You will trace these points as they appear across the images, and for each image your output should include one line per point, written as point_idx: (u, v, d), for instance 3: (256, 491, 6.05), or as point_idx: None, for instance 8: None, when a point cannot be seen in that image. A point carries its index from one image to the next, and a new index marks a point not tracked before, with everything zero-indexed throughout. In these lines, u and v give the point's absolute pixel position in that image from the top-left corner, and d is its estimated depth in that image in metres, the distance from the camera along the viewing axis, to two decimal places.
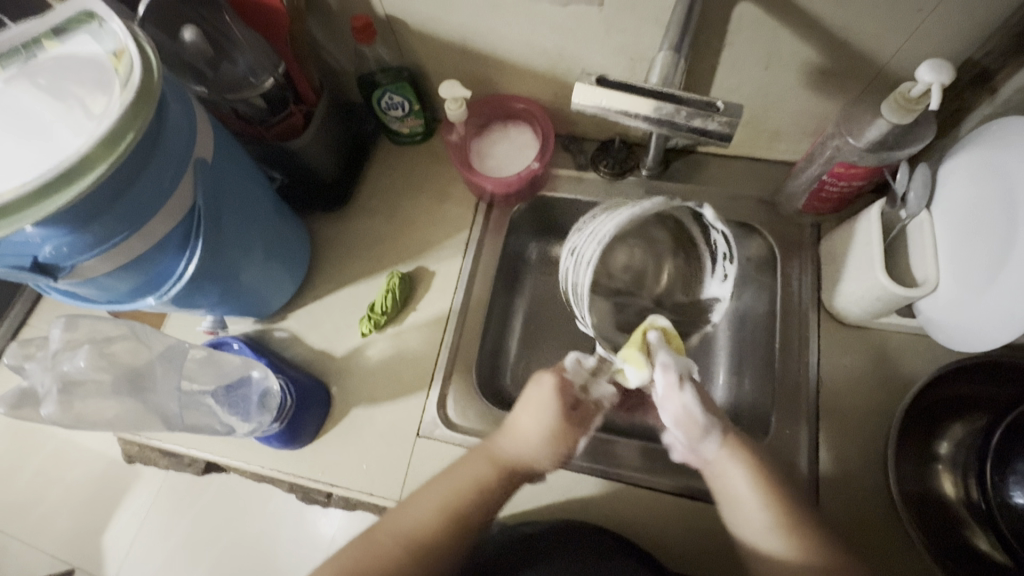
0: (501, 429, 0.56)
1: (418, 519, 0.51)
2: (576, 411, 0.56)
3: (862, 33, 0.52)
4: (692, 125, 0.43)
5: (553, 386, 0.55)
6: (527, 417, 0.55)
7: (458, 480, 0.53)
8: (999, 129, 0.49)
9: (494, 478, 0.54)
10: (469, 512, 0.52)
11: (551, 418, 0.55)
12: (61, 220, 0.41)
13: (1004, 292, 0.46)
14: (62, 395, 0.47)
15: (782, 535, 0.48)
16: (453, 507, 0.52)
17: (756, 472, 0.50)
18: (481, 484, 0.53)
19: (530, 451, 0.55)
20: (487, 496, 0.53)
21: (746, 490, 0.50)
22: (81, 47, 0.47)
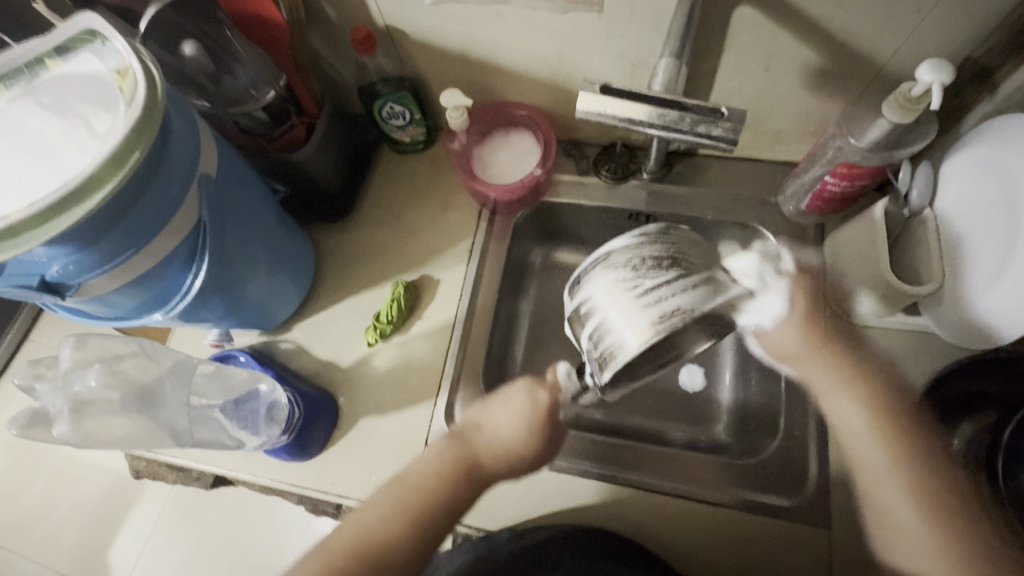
0: (473, 427, 0.52)
1: (372, 522, 0.47)
2: (551, 425, 0.52)
3: (861, 34, 0.52)
4: (695, 130, 0.43)
5: (533, 390, 0.52)
6: (501, 416, 0.51)
7: (416, 481, 0.49)
8: (1004, 125, 0.48)
9: (454, 481, 0.49)
10: (422, 519, 0.48)
11: (524, 423, 0.51)
12: (68, 239, 0.41)
13: (1013, 286, 0.46)
14: (73, 414, 0.47)
15: (941, 534, 0.46)
16: (407, 511, 0.48)
17: (874, 429, 0.52)
18: (438, 488, 0.49)
19: (497, 458, 0.50)
20: (442, 504, 0.48)
21: (868, 440, 0.51)
22: (85, 65, 0.47)
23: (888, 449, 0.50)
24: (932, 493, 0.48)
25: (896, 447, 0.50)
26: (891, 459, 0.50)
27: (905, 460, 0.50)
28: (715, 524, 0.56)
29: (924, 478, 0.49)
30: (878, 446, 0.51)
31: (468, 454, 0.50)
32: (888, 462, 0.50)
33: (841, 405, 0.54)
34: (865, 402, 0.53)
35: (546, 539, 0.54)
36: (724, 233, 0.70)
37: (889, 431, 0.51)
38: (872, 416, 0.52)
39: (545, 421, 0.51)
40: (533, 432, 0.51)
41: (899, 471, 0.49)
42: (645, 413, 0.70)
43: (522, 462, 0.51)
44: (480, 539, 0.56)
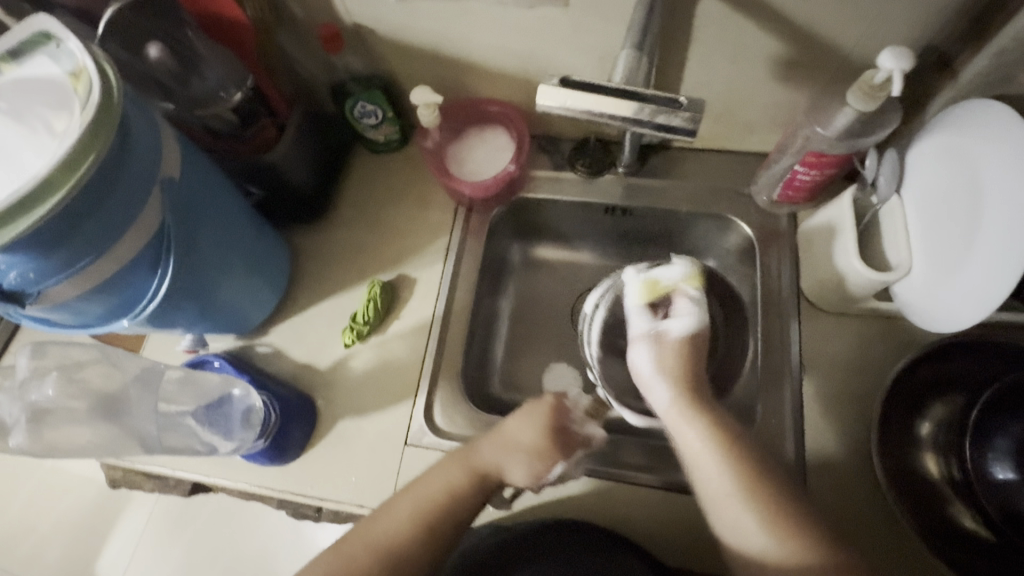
0: (485, 434, 0.53)
1: (383, 531, 0.47)
2: (565, 434, 0.55)
3: (824, 23, 0.52)
4: (657, 121, 0.43)
5: (551, 404, 0.55)
6: (515, 426, 0.53)
7: (429, 488, 0.50)
8: (963, 112, 0.48)
9: (466, 486, 0.50)
10: (440, 525, 0.48)
11: (540, 433, 0.53)
12: (25, 247, 0.41)
13: (978, 272, 0.47)
14: (31, 424, 0.48)
15: (770, 531, 0.43)
16: (423, 518, 0.48)
17: (706, 434, 0.48)
18: (457, 493, 0.50)
19: (511, 462, 0.52)
20: (458, 508, 0.49)
21: (707, 452, 0.47)
22: (39, 68, 0.46)
23: (719, 450, 0.47)
24: (761, 492, 0.44)
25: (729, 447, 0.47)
26: (729, 467, 0.46)
27: (723, 454, 0.47)
28: (693, 514, 0.56)
29: (755, 474, 0.45)
30: (713, 452, 0.47)
31: (485, 462, 0.51)
32: (726, 469, 0.46)
33: (681, 428, 0.49)
34: (696, 410, 0.49)
35: (525, 534, 0.55)
36: (699, 226, 0.70)
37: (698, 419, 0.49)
38: (702, 424, 0.48)
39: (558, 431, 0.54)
40: (550, 441, 0.53)
41: (743, 483, 0.45)
42: None
43: (538, 468, 0.52)
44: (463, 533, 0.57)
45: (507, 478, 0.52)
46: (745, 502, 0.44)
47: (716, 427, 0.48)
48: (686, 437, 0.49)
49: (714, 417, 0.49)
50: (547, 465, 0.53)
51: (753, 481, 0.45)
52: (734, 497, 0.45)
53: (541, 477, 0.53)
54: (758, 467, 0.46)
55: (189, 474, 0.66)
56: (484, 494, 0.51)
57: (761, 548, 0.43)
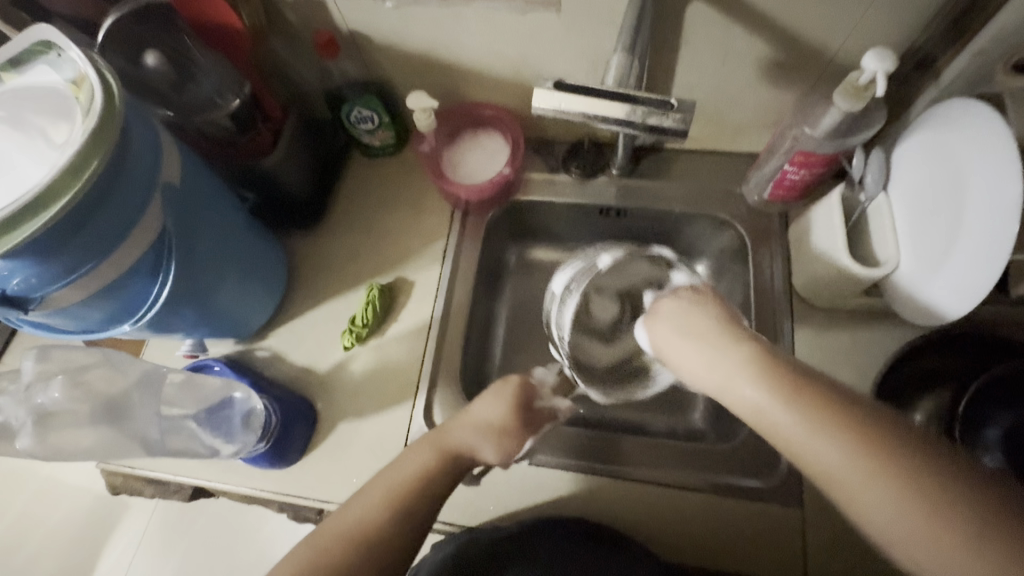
0: (452, 418, 0.54)
1: (360, 514, 0.47)
2: (530, 412, 0.57)
3: (809, 26, 0.54)
4: (648, 123, 0.44)
5: (516, 384, 0.57)
6: (483, 405, 0.55)
7: (404, 471, 0.50)
8: (945, 111, 0.50)
9: (438, 466, 0.51)
10: (414, 505, 0.48)
11: (507, 410, 0.55)
12: (28, 253, 0.41)
13: (962, 263, 0.48)
14: (37, 428, 0.48)
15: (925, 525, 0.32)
16: (397, 498, 0.48)
17: (727, 354, 0.43)
18: (429, 475, 0.50)
19: (477, 439, 0.53)
20: (430, 490, 0.50)
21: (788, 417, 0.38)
22: (40, 77, 0.47)
23: (795, 410, 0.38)
24: (858, 436, 0.35)
25: (798, 392, 0.38)
26: (815, 424, 0.37)
27: (802, 406, 0.38)
28: (690, 509, 0.57)
29: (864, 430, 0.35)
30: (800, 422, 0.37)
31: (457, 442, 0.53)
32: (815, 423, 0.37)
33: (729, 376, 0.42)
34: (734, 352, 0.42)
35: (525, 531, 0.55)
36: (692, 225, 0.71)
37: (737, 350, 0.42)
38: (733, 345, 0.43)
39: (523, 409, 0.57)
40: (515, 418, 0.55)
41: (863, 456, 0.35)
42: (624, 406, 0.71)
43: (505, 443, 0.54)
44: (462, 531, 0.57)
45: (478, 456, 0.53)
46: (830, 438, 0.36)
47: (775, 366, 0.40)
48: (730, 383, 0.42)
49: (717, 310, 0.47)
50: (513, 442, 0.55)
51: (847, 428, 0.36)
52: (860, 477, 0.35)
53: (509, 454, 0.55)
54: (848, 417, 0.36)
55: (194, 479, 0.66)
56: (457, 473, 0.52)
57: (899, 524, 0.33)
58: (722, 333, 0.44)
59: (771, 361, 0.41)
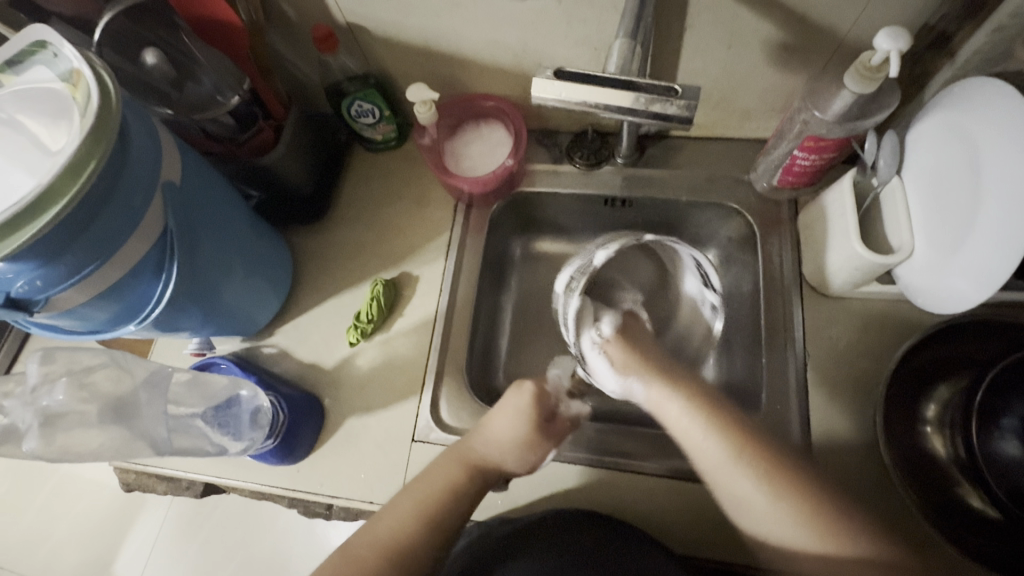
0: (473, 430, 0.54)
1: (393, 523, 0.47)
2: (552, 422, 0.56)
3: (818, 6, 0.52)
4: (651, 110, 0.43)
5: (533, 392, 0.55)
6: (501, 418, 0.54)
7: (432, 484, 0.50)
8: (962, 90, 0.48)
9: (465, 480, 0.51)
10: (447, 515, 0.48)
11: (527, 421, 0.53)
12: (32, 254, 0.41)
13: (976, 249, 0.47)
14: (44, 429, 0.47)
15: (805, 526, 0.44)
16: (429, 509, 0.48)
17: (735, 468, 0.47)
18: (457, 488, 0.50)
19: (501, 453, 0.53)
20: (460, 501, 0.50)
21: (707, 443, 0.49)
22: (39, 77, 0.47)
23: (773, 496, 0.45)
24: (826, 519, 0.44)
25: (789, 497, 0.45)
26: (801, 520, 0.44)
27: (778, 487, 0.45)
28: (701, 502, 0.57)
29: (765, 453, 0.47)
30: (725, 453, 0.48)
31: (480, 455, 0.53)
32: (800, 520, 0.44)
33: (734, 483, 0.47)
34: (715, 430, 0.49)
35: (532, 525, 0.55)
36: (700, 214, 0.70)
37: (737, 463, 0.47)
38: (738, 458, 0.47)
39: (543, 420, 0.55)
40: (535, 430, 0.54)
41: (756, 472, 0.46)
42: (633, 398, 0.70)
43: (527, 457, 0.53)
44: (473, 525, 0.58)
45: (503, 468, 0.53)
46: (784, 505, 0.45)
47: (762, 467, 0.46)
48: (723, 473, 0.48)
49: (714, 411, 0.50)
50: (538, 452, 0.54)
51: (830, 528, 0.43)
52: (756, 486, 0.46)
53: (534, 466, 0.54)
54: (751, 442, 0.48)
55: (201, 475, 0.66)
56: (485, 484, 0.52)
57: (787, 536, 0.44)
58: (728, 439, 0.48)
59: (772, 462, 0.46)
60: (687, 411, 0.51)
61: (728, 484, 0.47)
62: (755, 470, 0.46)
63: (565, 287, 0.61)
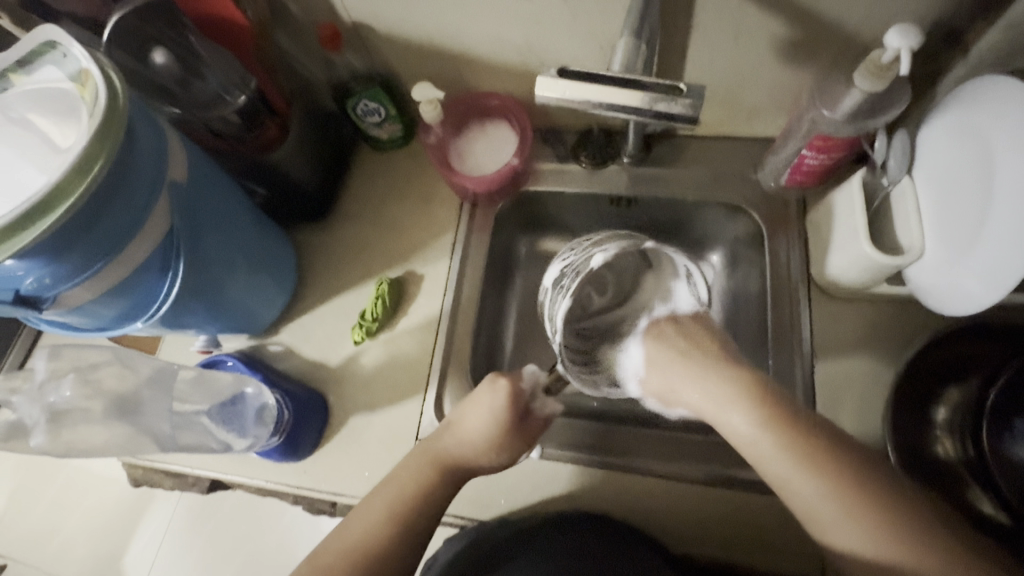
0: (446, 427, 0.54)
1: (363, 526, 0.48)
2: (524, 421, 0.54)
3: (827, 3, 0.51)
4: (656, 109, 0.43)
5: (505, 391, 0.53)
6: (472, 416, 0.53)
7: (401, 485, 0.51)
8: (975, 89, 0.47)
9: (435, 480, 0.51)
10: (414, 517, 0.49)
11: (497, 421, 0.52)
12: (38, 253, 0.41)
13: (990, 251, 0.46)
14: (51, 425, 0.48)
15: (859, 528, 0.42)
16: (398, 512, 0.49)
17: (801, 474, 0.45)
18: (425, 488, 0.51)
19: (472, 451, 0.52)
20: (429, 501, 0.50)
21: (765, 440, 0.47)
22: (47, 76, 0.47)
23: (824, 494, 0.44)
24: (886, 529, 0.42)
25: (860, 507, 0.42)
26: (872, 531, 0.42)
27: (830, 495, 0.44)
28: (703, 503, 0.56)
29: (822, 453, 0.45)
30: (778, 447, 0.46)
31: (449, 453, 0.52)
32: (869, 533, 0.42)
33: (801, 490, 0.44)
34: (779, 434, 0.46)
35: (534, 527, 0.55)
36: (707, 213, 0.69)
37: (810, 470, 0.44)
38: (798, 459, 0.45)
39: (516, 419, 0.53)
40: (504, 431, 0.52)
41: (815, 480, 0.44)
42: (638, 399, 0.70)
43: (497, 456, 0.53)
44: (475, 524, 0.58)
45: (476, 466, 0.53)
46: (842, 509, 0.43)
47: (827, 475, 0.44)
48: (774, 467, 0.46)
49: (783, 413, 0.47)
50: (510, 450, 0.53)
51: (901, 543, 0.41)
52: (804, 482, 0.44)
53: (508, 462, 0.54)
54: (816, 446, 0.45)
55: (209, 471, 0.66)
56: (457, 482, 0.53)
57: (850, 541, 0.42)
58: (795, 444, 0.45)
59: (841, 469, 0.44)
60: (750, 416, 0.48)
61: (792, 486, 0.45)
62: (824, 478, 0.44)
63: (554, 283, 0.58)
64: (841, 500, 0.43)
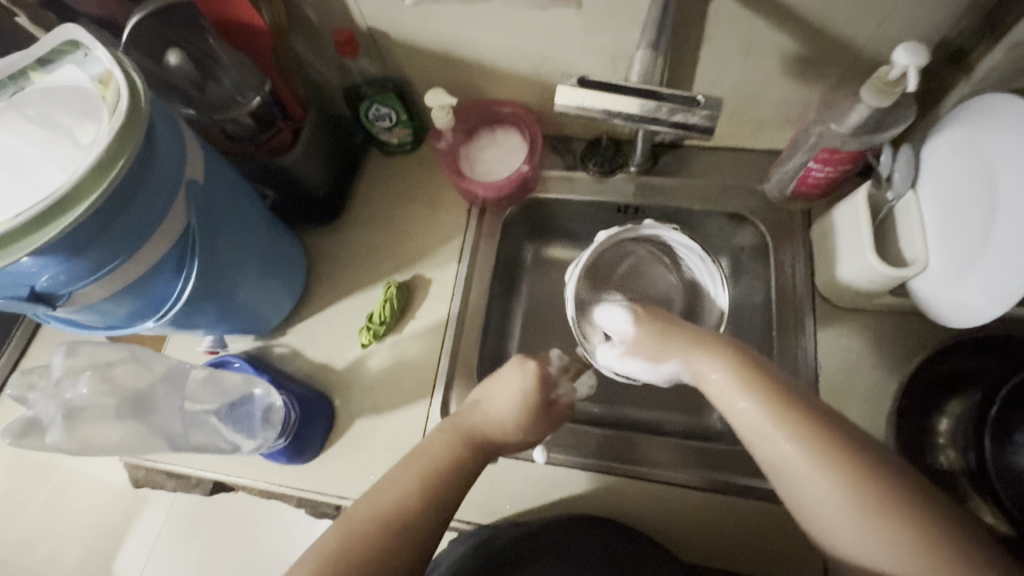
0: (474, 404, 0.55)
1: (394, 495, 0.47)
2: (551, 407, 0.56)
3: (837, 19, 0.52)
4: (673, 120, 0.44)
5: (535, 372, 0.54)
6: (501, 395, 0.54)
7: (430, 456, 0.50)
8: (980, 105, 0.49)
9: (464, 452, 0.51)
10: (444, 488, 0.48)
11: (527, 401, 0.54)
12: (58, 249, 0.41)
13: (994, 263, 0.47)
14: (66, 421, 0.48)
15: (812, 456, 0.41)
16: (430, 481, 0.48)
17: (768, 414, 0.44)
18: (450, 459, 0.50)
19: (502, 428, 0.53)
20: (458, 474, 0.49)
21: (730, 382, 0.48)
22: (68, 76, 0.47)
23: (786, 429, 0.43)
24: (844, 458, 0.41)
25: (833, 462, 0.41)
26: (843, 489, 0.40)
27: (783, 420, 0.43)
28: (709, 512, 0.57)
29: (780, 390, 0.45)
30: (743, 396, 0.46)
31: (476, 429, 0.53)
32: (838, 485, 0.40)
33: (763, 426, 0.44)
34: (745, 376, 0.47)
35: (541, 530, 0.55)
36: (713, 223, 0.70)
37: (783, 421, 0.43)
38: (757, 392, 0.45)
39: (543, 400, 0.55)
40: (531, 411, 0.54)
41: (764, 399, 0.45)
42: (643, 405, 0.70)
43: (522, 438, 0.54)
44: (479, 528, 0.58)
45: (503, 444, 0.54)
46: (792, 436, 0.43)
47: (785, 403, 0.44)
48: (734, 404, 0.47)
49: (744, 360, 0.48)
50: (536, 433, 0.55)
51: (854, 479, 0.40)
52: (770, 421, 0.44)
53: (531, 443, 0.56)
54: (787, 391, 0.45)
55: (212, 473, 0.66)
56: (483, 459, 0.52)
57: (812, 487, 0.41)
58: (772, 402, 0.44)
59: (817, 425, 0.42)
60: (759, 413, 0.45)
61: (751, 427, 0.45)
62: (807, 433, 0.42)
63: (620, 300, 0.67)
64: (806, 444, 0.42)
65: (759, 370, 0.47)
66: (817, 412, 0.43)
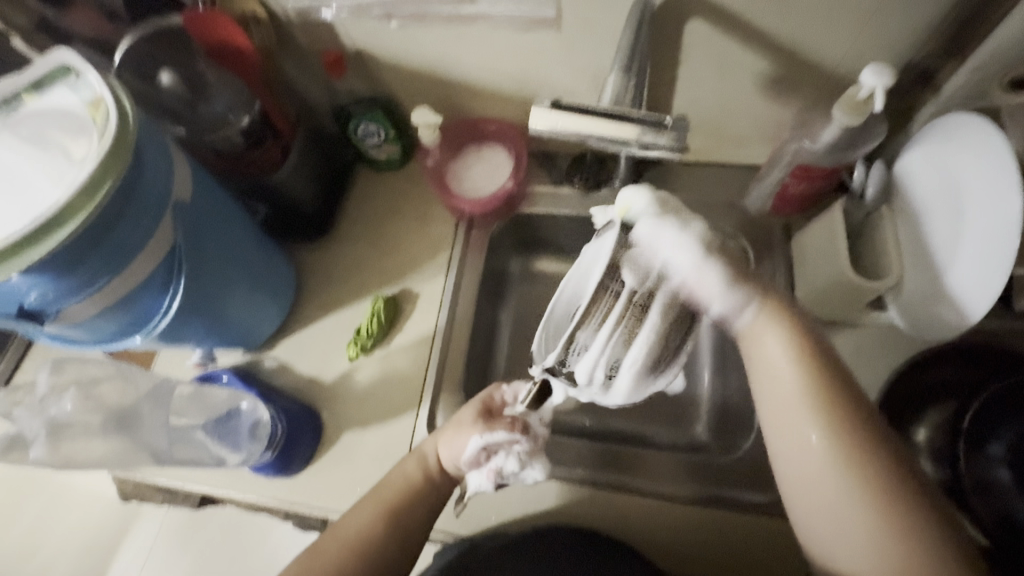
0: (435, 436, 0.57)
1: (356, 525, 0.51)
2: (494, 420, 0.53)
3: (807, 42, 0.54)
4: (642, 141, 0.45)
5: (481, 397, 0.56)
6: (448, 428, 0.55)
7: (393, 483, 0.54)
8: (945, 126, 0.50)
9: (421, 479, 0.54)
10: (406, 514, 0.52)
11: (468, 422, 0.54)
12: (45, 269, 0.43)
13: (964, 274, 0.48)
14: (50, 438, 0.48)
15: (860, 496, 0.41)
16: (392, 507, 0.52)
17: (815, 443, 0.44)
18: (411, 488, 0.53)
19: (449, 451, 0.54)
20: (420, 499, 0.53)
21: (783, 398, 0.45)
22: (60, 98, 0.49)
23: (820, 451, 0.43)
24: (874, 485, 0.41)
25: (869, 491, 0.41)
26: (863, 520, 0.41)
27: (830, 451, 0.43)
28: (694, 523, 0.57)
29: (838, 406, 0.44)
30: (801, 417, 0.44)
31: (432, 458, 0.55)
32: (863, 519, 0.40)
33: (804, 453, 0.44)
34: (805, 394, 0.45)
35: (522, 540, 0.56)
36: None
37: (823, 445, 0.43)
38: (816, 417, 0.44)
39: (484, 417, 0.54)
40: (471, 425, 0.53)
41: (822, 433, 0.43)
42: (629, 417, 0.71)
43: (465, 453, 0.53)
44: (462, 539, 0.58)
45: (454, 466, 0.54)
46: (839, 470, 0.42)
47: (837, 431, 0.43)
48: (792, 434, 0.45)
49: (824, 385, 0.45)
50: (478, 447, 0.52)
51: (888, 512, 0.40)
52: (814, 445, 0.43)
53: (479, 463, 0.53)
54: (839, 414, 0.44)
55: (200, 487, 0.66)
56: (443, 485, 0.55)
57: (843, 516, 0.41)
58: (831, 430, 0.43)
59: (861, 453, 0.42)
60: (790, 393, 0.45)
61: (792, 457, 0.45)
62: (844, 460, 0.42)
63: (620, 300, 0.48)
64: (842, 469, 0.42)
65: (818, 391, 0.45)
66: (830, 430, 0.45)
